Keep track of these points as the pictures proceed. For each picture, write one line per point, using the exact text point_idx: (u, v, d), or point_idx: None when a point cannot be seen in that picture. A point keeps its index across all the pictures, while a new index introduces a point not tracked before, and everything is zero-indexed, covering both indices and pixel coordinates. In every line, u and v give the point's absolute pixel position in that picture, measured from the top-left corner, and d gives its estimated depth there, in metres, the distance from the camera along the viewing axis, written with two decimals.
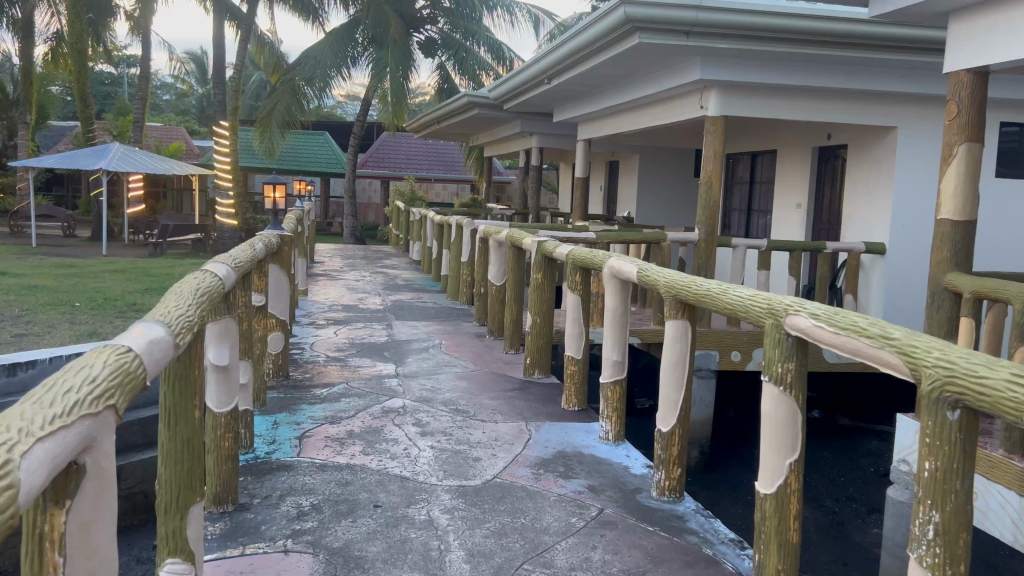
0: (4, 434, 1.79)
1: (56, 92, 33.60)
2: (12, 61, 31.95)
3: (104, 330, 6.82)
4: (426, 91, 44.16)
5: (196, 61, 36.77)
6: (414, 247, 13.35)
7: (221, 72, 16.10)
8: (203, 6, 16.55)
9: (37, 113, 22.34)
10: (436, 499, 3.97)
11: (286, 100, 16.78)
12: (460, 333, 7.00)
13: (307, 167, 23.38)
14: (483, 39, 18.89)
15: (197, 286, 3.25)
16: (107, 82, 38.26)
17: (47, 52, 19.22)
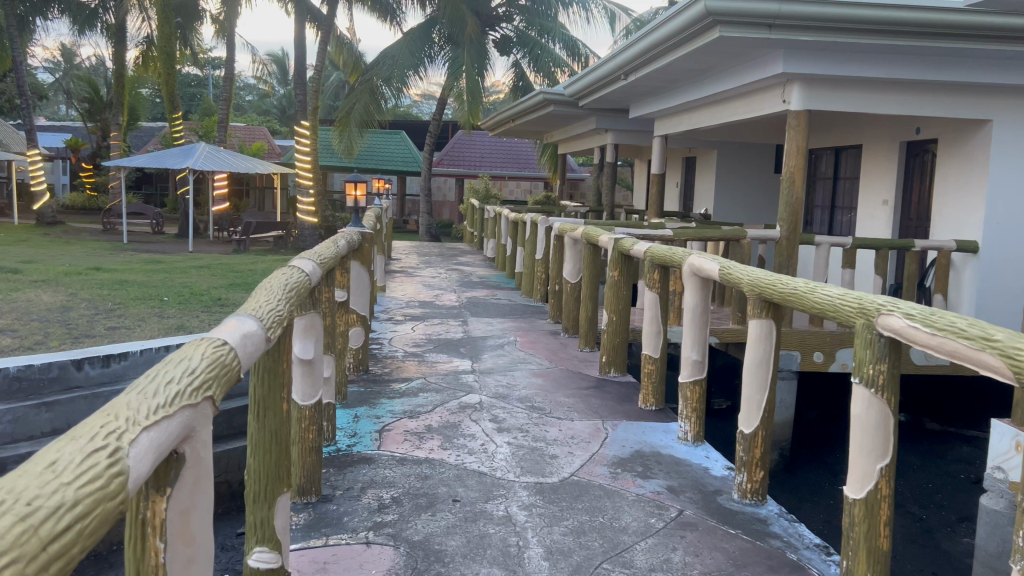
0: (111, 422, 1.86)
1: (146, 95, 34.91)
2: (105, 64, 33.28)
3: (191, 324, 7.05)
4: (501, 88, 44.40)
5: (277, 62, 37.75)
6: (488, 244, 13.43)
7: (301, 74, 16.49)
8: (285, 8, 16.95)
9: (129, 115, 23.29)
10: (515, 495, 3.98)
11: (364, 100, 16.99)
12: (534, 330, 7.00)
13: (384, 165, 23.75)
14: (558, 36, 18.86)
15: (286, 281, 3.34)
16: (194, 84, 39.57)
17: (137, 56, 19.93)
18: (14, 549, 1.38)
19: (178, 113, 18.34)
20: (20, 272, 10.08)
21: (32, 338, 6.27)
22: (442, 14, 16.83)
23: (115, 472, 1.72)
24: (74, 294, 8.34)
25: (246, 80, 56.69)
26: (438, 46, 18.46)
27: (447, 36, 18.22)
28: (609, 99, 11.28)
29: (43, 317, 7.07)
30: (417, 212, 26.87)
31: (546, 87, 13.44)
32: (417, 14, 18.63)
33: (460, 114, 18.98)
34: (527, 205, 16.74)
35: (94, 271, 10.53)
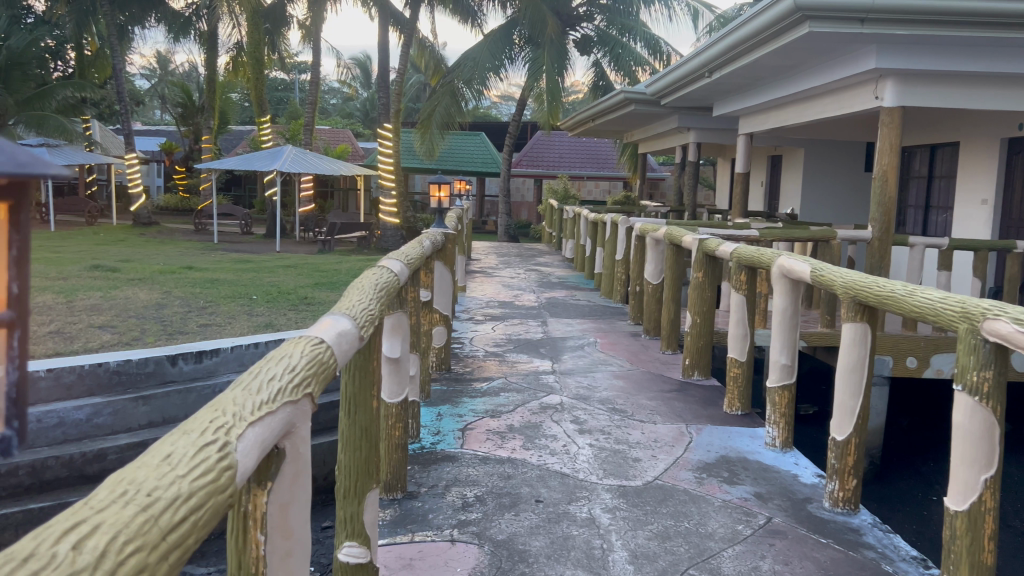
0: (220, 417, 1.93)
1: (236, 99, 36.06)
2: (198, 71, 34.51)
3: (279, 322, 7.24)
4: (581, 87, 44.28)
5: (360, 65, 38.51)
6: (568, 245, 13.41)
7: (384, 77, 16.77)
8: (369, 13, 17.29)
9: (221, 119, 24.10)
10: (598, 497, 3.95)
11: (445, 101, 17.18)
12: (615, 331, 6.95)
13: (463, 166, 23.95)
14: (640, 34, 18.69)
15: (374, 282, 3.40)
16: (281, 87, 40.69)
17: (227, 63, 20.59)
18: (139, 537, 1.43)
19: (266, 117, 18.89)
20: (119, 271, 10.54)
21: (130, 334, 6.55)
22: (523, 16, 16.86)
23: (225, 466, 1.77)
24: (168, 292, 8.68)
25: (331, 86, 58.11)
26: (519, 47, 18.53)
27: (528, 37, 18.26)
28: (693, 97, 11.10)
29: (140, 314, 7.38)
30: (496, 212, 27.02)
31: (626, 87, 13.33)
32: (498, 15, 18.74)
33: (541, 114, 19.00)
34: (606, 205, 16.67)
35: (188, 270, 10.93)
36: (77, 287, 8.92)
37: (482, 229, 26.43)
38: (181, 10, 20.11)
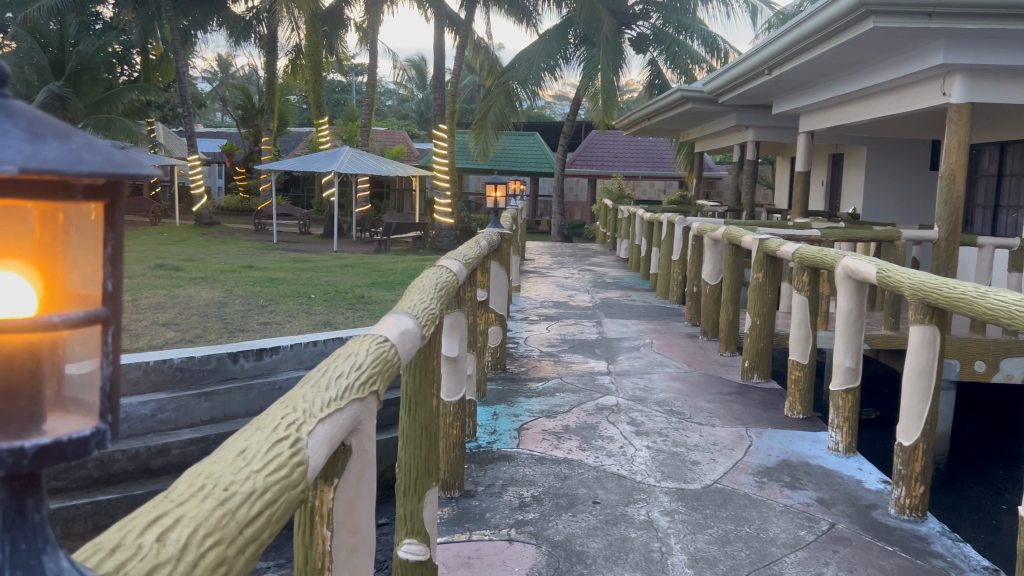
0: (291, 413, 1.97)
1: (294, 102, 36.64)
2: (257, 74, 35.17)
3: (337, 321, 7.33)
4: (635, 87, 43.98)
5: (415, 67, 38.86)
6: (623, 245, 13.32)
7: (440, 78, 16.86)
8: (426, 15, 17.39)
9: (281, 121, 24.51)
10: (656, 500, 3.92)
11: (500, 101, 17.24)
12: (671, 332, 6.89)
13: (517, 167, 23.97)
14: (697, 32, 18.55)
15: (435, 281, 3.48)
16: (337, 89, 41.25)
17: (285, 65, 20.92)
18: (218, 531, 1.45)
19: (324, 119, 19.16)
20: (182, 270, 10.77)
21: (193, 332, 6.69)
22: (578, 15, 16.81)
23: (297, 462, 1.80)
24: (229, 291, 8.86)
25: (387, 87, 58.68)
26: (573, 47, 18.48)
27: (583, 36, 18.20)
28: (751, 95, 10.93)
29: (202, 312, 7.54)
30: (549, 212, 26.97)
31: (682, 85, 13.19)
32: (553, 15, 18.70)
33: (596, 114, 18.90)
34: (662, 205, 16.55)
35: (249, 269, 11.14)
36: (142, 285, 9.14)
37: (535, 229, 26.42)
38: (242, 15, 20.51)
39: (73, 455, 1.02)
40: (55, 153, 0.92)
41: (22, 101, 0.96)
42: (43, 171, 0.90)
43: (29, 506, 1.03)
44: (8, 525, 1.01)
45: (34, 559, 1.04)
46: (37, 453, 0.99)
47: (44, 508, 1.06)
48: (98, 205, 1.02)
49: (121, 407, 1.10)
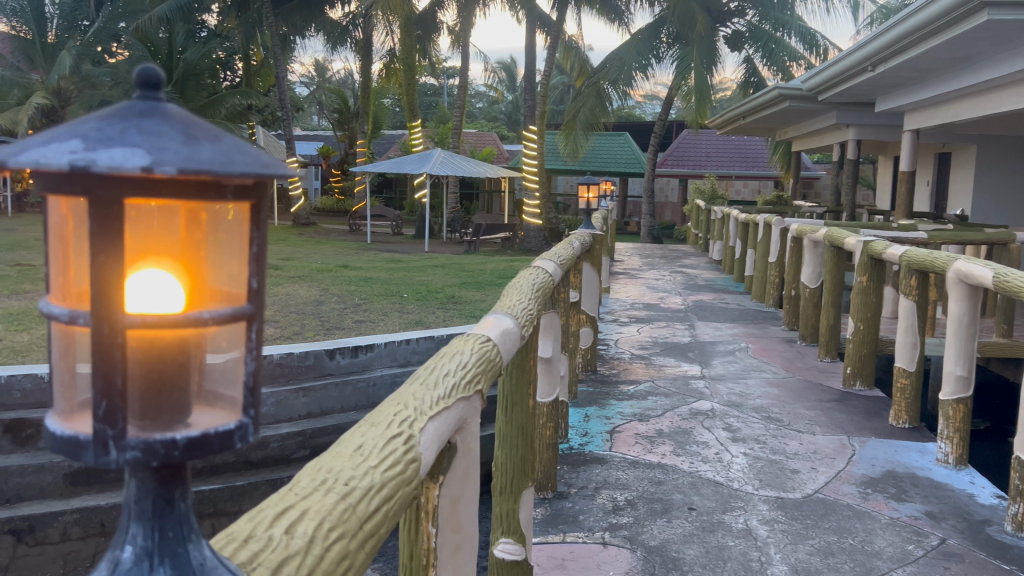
0: (403, 411, 2.01)
1: (388, 105, 37.35)
2: (352, 78, 36.02)
3: (428, 319, 7.43)
4: (730, 86, 42.91)
5: (506, 68, 39.11)
6: (715, 247, 13.05)
7: (531, 79, 16.89)
8: (518, 17, 17.45)
9: (374, 123, 24.95)
10: (754, 508, 3.82)
11: (591, 102, 17.22)
12: (767, 337, 6.73)
13: (605, 167, 23.83)
14: (795, 29, 18.12)
15: (533, 282, 3.50)
16: (429, 92, 41.91)
17: (380, 69, 21.29)
18: (341, 524, 1.48)
19: (417, 121, 19.41)
20: (281, 269, 11.10)
21: (291, 329, 6.90)
22: (672, 13, 16.60)
23: (411, 458, 1.83)
24: (326, 289, 9.08)
25: (478, 90, 59.23)
26: (666, 46, 18.23)
27: (675, 35, 17.97)
28: (852, 93, 10.58)
29: (300, 310, 7.76)
30: (638, 213, 26.73)
31: (780, 83, 12.81)
32: (645, 14, 18.49)
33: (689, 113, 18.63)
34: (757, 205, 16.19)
35: (344, 269, 11.39)
36: None
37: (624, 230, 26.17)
38: (339, 20, 20.92)
39: (219, 447, 1.05)
40: (209, 153, 0.95)
41: (174, 104, 1.00)
42: (201, 173, 0.93)
43: (176, 496, 1.06)
44: (158, 513, 1.05)
45: (180, 547, 1.06)
46: (188, 446, 1.01)
47: (189, 499, 1.09)
48: (246, 204, 1.06)
49: (259, 400, 1.13)
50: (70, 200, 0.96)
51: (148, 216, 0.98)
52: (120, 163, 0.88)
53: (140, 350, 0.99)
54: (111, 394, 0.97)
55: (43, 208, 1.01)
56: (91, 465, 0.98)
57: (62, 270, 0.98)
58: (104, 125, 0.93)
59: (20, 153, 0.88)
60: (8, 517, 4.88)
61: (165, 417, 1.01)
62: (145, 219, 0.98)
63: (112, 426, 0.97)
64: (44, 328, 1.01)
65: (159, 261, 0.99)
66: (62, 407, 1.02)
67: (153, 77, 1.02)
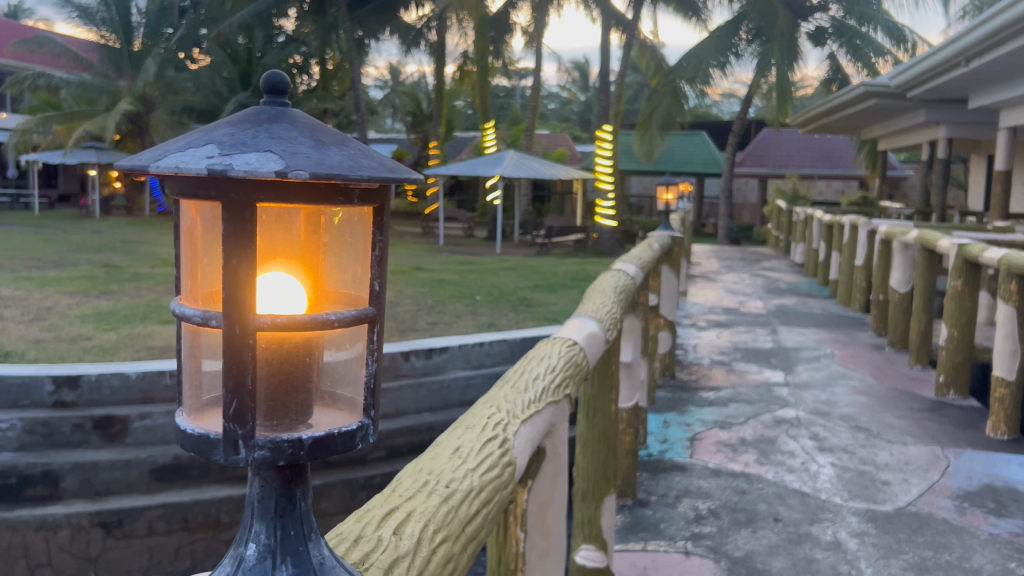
0: (496, 414, 1.97)
1: (461, 108, 37.55)
2: (425, 82, 36.31)
3: (502, 322, 7.41)
4: (811, 83, 41.65)
5: (579, 69, 38.93)
6: (798, 249, 12.71)
7: (605, 79, 16.69)
8: (593, 16, 17.26)
9: (447, 126, 25.05)
10: (843, 520, 3.68)
11: (667, 101, 17.15)
12: (853, 343, 6.51)
13: (682, 167, 23.26)
14: (881, 23, 17.60)
15: (615, 284, 3.45)
16: (502, 94, 42.03)
17: (455, 71, 21.31)
18: (445, 527, 1.46)
19: (491, 123, 19.41)
20: None
21: None
22: (752, 9, 16.22)
23: (507, 461, 1.79)
24: (401, 291, 9.15)
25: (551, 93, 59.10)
26: (745, 43, 17.76)
27: (755, 31, 17.51)
28: (944, 89, 10.13)
29: None
30: (715, 215, 26.27)
31: (865, 80, 12.39)
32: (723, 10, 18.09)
33: (769, 112, 18.19)
34: (842, 206, 15.65)
35: (419, 271, 11.46)
36: None
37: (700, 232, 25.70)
38: (414, 23, 20.95)
39: (343, 446, 1.09)
40: (338, 158, 1.02)
41: (299, 111, 1.09)
42: (331, 178, 0.98)
43: (297, 495, 1.14)
44: (279, 512, 1.13)
45: (301, 546, 1.11)
46: (313, 445, 1.06)
47: (309, 499, 1.16)
48: (367, 208, 1.12)
49: (377, 403, 1.19)
50: (201, 206, 1.04)
51: (274, 222, 1.04)
52: (255, 168, 0.95)
53: (267, 350, 1.05)
54: (242, 393, 1.02)
55: (174, 211, 1.10)
56: (222, 463, 1.03)
57: (193, 273, 1.07)
58: (238, 131, 1.01)
59: (160, 159, 0.97)
60: (98, 511, 5.04)
61: (290, 416, 1.06)
62: (274, 223, 1.05)
63: (241, 425, 1.02)
64: (177, 327, 1.09)
65: (285, 265, 1.06)
66: (192, 406, 1.10)
67: (280, 84, 1.12)
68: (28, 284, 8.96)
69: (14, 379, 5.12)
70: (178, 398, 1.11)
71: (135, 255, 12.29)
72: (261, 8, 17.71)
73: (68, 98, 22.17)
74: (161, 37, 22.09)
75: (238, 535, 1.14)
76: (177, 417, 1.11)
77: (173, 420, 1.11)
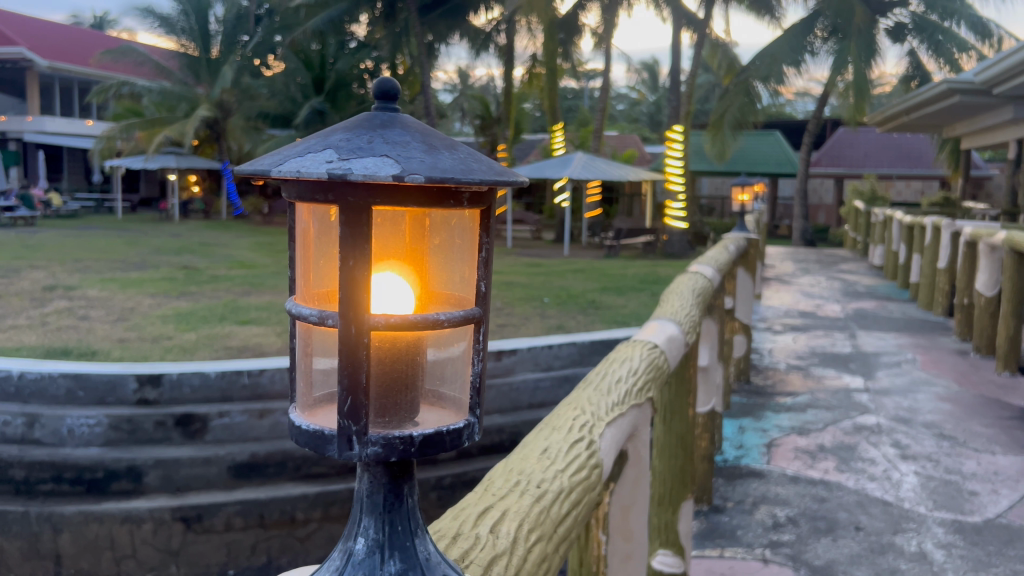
0: (581, 416, 1.96)
1: (528, 111, 37.59)
2: (493, 85, 36.44)
3: (571, 324, 7.40)
4: (889, 78, 40.32)
5: (648, 69, 38.59)
6: (876, 251, 12.39)
7: (675, 79, 16.49)
8: (663, 15, 17.04)
9: (515, 127, 25.07)
10: (928, 531, 3.56)
11: (739, 101, 16.92)
12: (936, 348, 6.31)
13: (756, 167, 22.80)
14: (964, 17, 17.08)
15: (693, 286, 3.42)
16: (570, 95, 41.93)
17: (524, 74, 21.34)
18: (539, 527, 1.45)
19: (559, 125, 19.34)
20: None
21: None
22: (827, 6, 15.87)
23: (594, 463, 1.78)
24: None
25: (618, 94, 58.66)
26: (821, 40, 17.29)
27: (832, 28, 17.08)
28: None
29: None
30: (788, 216, 25.74)
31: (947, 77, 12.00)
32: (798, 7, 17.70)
33: (846, 110, 17.76)
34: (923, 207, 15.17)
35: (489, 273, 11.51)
36: None
37: (774, 233, 25.22)
38: (483, 27, 20.99)
39: (450, 444, 1.10)
40: (450, 162, 1.03)
41: (408, 115, 1.11)
42: (444, 182, 0.99)
43: (405, 491, 1.15)
44: (387, 508, 1.14)
45: (408, 542, 1.13)
46: (422, 443, 1.07)
47: (415, 496, 1.17)
48: (474, 210, 1.13)
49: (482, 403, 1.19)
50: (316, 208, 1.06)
51: (387, 224, 1.07)
52: (373, 172, 0.96)
53: (380, 349, 1.07)
54: (356, 390, 1.03)
55: (289, 215, 1.12)
56: (336, 459, 1.05)
57: (305, 275, 1.10)
58: (353, 136, 1.03)
59: (282, 164, 1.00)
60: (179, 506, 5.18)
61: (401, 414, 1.08)
62: (383, 224, 1.07)
63: (355, 422, 1.04)
64: (289, 328, 1.13)
65: (395, 267, 1.08)
66: (304, 403, 1.13)
67: (391, 90, 1.13)
68: (112, 285, 9.32)
69: (100, 377, 5.31)
70: (291, 395, 1.14)
71: (213, 257, 12.65)
72: (333, 15, 18.03)
73: (149, 105, 22.95)
74: (236, 44, 22.65)
75: (347, 529, 1.16)
76: (290, 412, 1.13)
77: (286, 417, 1.13)
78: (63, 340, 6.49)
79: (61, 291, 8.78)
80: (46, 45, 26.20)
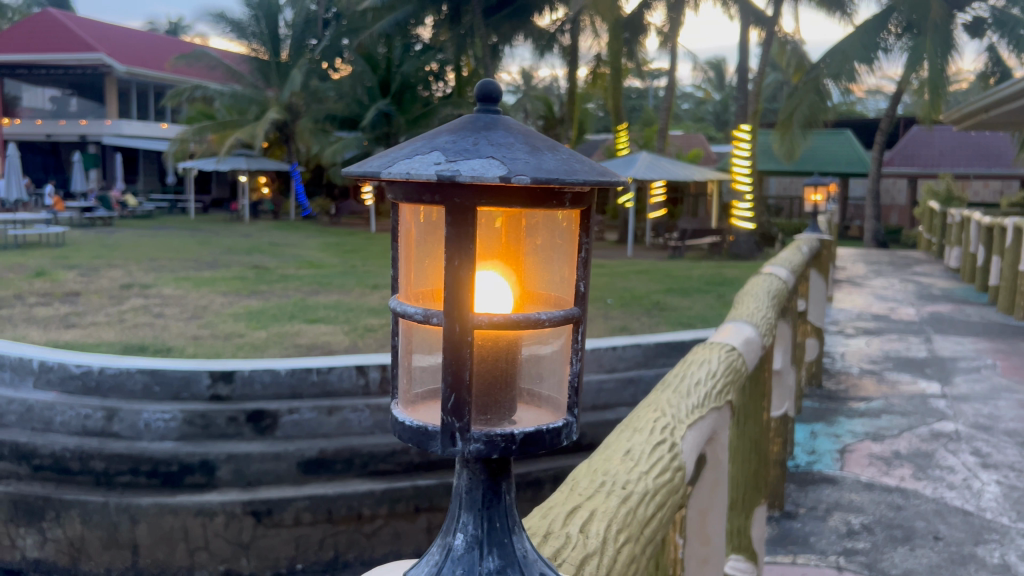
0: (662, 417, 1.95)
1: (591, 111, 37.42)
2: (556, 85, 36.39)
3: (636, 326, 7.36)
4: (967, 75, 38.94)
5: (714, 68, 38.00)
6: (953, 253, 12.01)
7: (743, 78, 16.23)
8: (730, 11, 16.75)
9: (578, 127, 24.99)
10: (1012, 542, 3.44)
11: (809, 99, 16.59)
12: (1018, 353, 6.10)
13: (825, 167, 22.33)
14: None
15: (767, 288, 3.38)
16: (635, 95, 41.57)
17: (588, 74, 21.28)
18: (626, 528, 1.45)
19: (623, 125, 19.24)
20: None
21: None
22: None
23: (677, 466, 1.76)
24: None
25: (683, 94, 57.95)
26: (894, 36, 16.88)
27: (907, 23, 16.64)
28: None
29: None
30: (858, 216, 25.12)
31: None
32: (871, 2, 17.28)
33: (920, 107, 17.27)
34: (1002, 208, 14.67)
35: None
36: None
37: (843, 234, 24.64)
38: (547, 27, 20.91)
39: (550, 443, 1.11)
40: (554, 163, 1.04)
41: (511, 117, 1.12)
42: (549, 183, 1.00)
43: (502, 488, 1.16)
44: (485, 504, 1.15)
45: (506, 538, 1.14)
46: (523, 441, 1.08)
47: (512, 493, 1.18)
48: (574, 211, 1.14)
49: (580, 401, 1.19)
50: (423, 207, 1.08)
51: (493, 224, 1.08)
52: (480, 173, 0.97)
53: (482, 347, 1.08)
54: (459, 388, 1.05)
55: (393, 213, 1.14)
56: (439, 455, 1.07)
57: (407, 273, 1.13)
58: (458, 138, 1.05)
59: (392, 165, 1.02)
60: (250, 500, 5.29)
61: (501, 411, 1.09)
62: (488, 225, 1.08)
63: (458, 418, 1.05)
64: (392, 325, 1.15)
65: (497, 266, 1.09)
66: (405, 398, 1.15)
67: (492, 92, 1.15)
68: (186, 284, 9.60)
69: (175, 373, 5.48)
70: (393, 391, 1.16)
71: (282, 257, 12.92)
72: (399, 18, 18.26)
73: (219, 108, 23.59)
74: (304, 49, 23.13)
75: (446, 524, 1.18)
76: (392, 408, 1.16)
77: (388, 413, 1.15)
78: (140, 337, 6.70)
79: (138, 289, 9.07)
80: (123, 51, 27.12)
